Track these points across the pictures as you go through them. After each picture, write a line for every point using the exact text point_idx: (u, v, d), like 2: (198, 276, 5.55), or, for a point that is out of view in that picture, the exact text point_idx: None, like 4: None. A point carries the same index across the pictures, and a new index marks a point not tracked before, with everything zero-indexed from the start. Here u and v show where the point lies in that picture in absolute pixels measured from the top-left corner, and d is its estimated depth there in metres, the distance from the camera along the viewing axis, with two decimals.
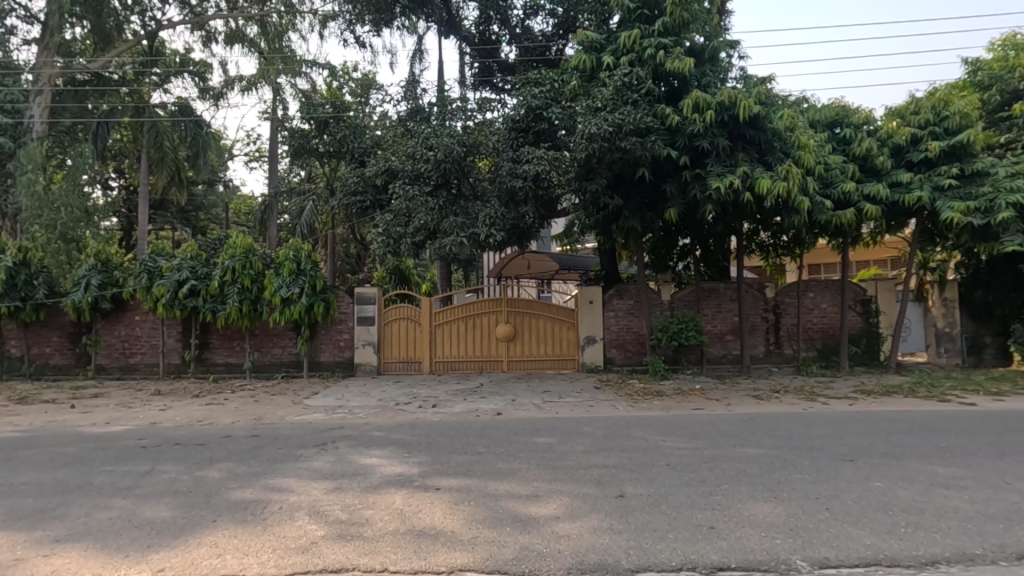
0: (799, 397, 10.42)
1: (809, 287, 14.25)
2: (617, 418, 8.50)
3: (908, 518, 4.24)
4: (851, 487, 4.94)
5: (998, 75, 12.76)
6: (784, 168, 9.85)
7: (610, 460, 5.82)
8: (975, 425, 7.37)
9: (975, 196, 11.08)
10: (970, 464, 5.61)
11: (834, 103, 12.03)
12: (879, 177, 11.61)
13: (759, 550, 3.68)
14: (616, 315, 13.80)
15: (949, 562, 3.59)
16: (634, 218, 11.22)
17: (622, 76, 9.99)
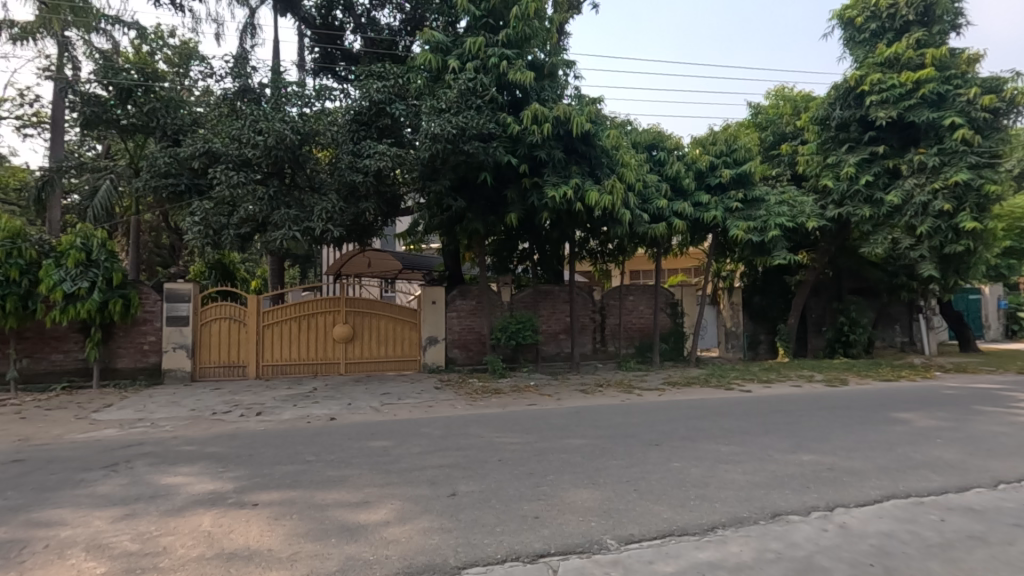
0: (618, 390, 11.57)
1: (630, 291, 15.93)
2: (455, 418, 8.61)
3: (697, 492, 4.93)
4: (655, 469, 5.60)
5: (772, 119, 15.47)
6: (610, 182, 10.86)
7: (446, 459, 5.87)
8: (750, 409, 8.90)
9: (755, 218, 13.26)
10: (744, 441, 6.73)
11: (652, 128, 13.52)
12: (686, 197, 13.37)
13: (576, 534, 3.99)
14: (458, 315, 13.97)
15: (725, 526, 4.25)
16: (477, 221, 11.49)
17: (467, 81, 10.17)
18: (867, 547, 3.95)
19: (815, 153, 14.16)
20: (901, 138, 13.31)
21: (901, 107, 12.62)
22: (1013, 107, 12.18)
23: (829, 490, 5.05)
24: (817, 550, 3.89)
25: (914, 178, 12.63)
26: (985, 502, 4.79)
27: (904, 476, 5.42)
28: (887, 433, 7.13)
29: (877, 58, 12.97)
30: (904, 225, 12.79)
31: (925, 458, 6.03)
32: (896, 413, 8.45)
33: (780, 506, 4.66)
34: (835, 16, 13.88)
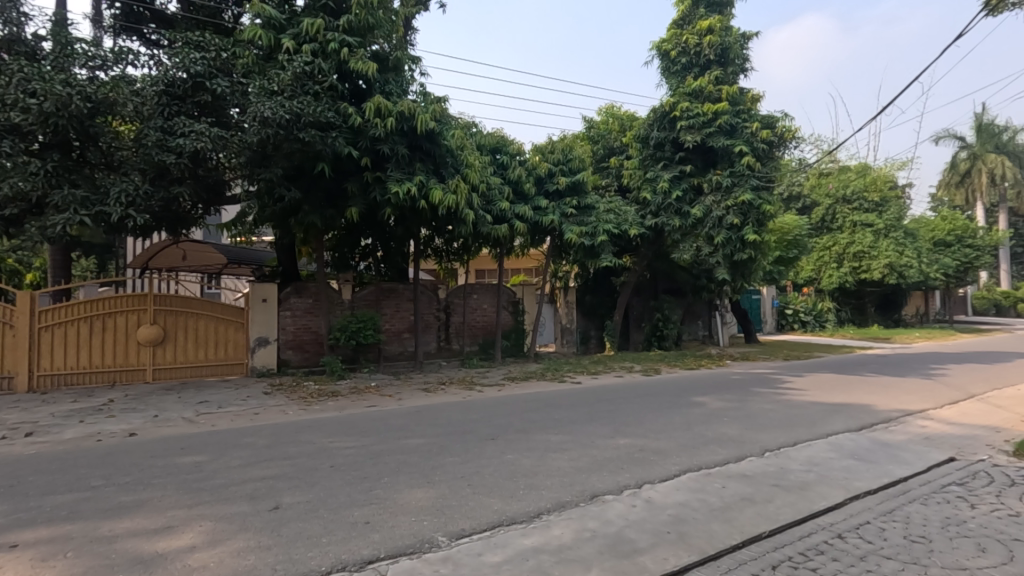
0: (460, 387, 11.75)
1: (474, 289, 16.27)
2: (286, 424, 8.01)
3: (526, 481, 5.21)
4: (489, 462, 5.80)
5: (603, 134, 16.90)
6: (453, 182, 10.98)
7: (271, 471, 5.43)
8: (579, 399, 9.64)
9: (587, 223, 14.39)
10: (571, 430, 7.27)
11: (495, 132, 13.94)
12: (526, 201, 14.03)
13: (407, 535, 3.95)
14: (292, 314, 13.03)
15: (549, 511, 4.55)
16: (314, 214, 10.82)
17: (302, 64, 9.50)
18: (666, 517, 4.53)
19: (637, 168, 15.83)
20: (704, 160, 15.40)
21: (704, 133, 14.65)
22: (783, 141, 14.84)
23: (639, 468, 5.69)
24: (626, 524, 4.35)
25: (713, 196, 14.74)
26: (755, 468, 5.79)
27: (697, 452, 6.30)
28: (687, 415, 8.24)
29: (686, 89, 14.92)
30: (705, 235, 14.88)
31: (714, 435, 7.09)
32: (695, 397, 9.78)
33: (598, 487, 5.12)
34: (654, 47, 15.62)
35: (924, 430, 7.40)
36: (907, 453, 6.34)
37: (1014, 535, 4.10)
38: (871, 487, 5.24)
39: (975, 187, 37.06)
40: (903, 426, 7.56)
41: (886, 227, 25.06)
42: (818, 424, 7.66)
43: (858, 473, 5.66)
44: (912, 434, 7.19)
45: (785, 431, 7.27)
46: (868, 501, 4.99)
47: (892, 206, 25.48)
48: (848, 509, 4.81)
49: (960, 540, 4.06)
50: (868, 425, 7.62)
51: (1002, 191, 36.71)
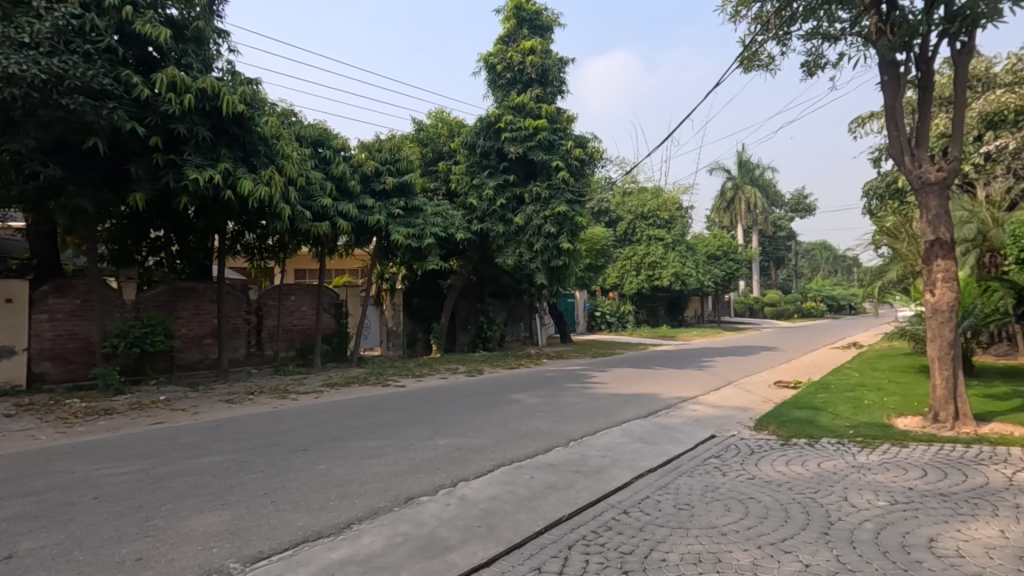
0: (272, 397, 10.78)
1: (291, 290, 15.09)
2: (35, 452, 6.54)
3: (338, 492, 4.98)
4: (297, 475, 5.42)
5: (432, 137, 16.97)
6: (266, 173, 10.06)
7: (6, 512, 4.38)
8: (401, 403, 9.52)
9: (414, 225, 14.29)
10: (390, 434, 7.14)
11: (317, 124, 13.13)
12: (350, 198, 13.46)
13: (191, 566, 3.50)
14: (51, 319, 10.71)
15: (360, 520, 4.41)
16: (83, 198, 9.04)
17: (68, 16, 7.89)
18: (477, 512, 4.68)
19: (464, 173, 16.21)
20: (526, 171, 16.33)
21: (526, 146, 15.58)
22: (593, 160, 16.45)
23: (455, 467, 5.81)
24: (438, 524, 4.40)
25: (533, 206, 15.72)
26: (560, 457, 6.29)
27: (511, 446, 6.65)
28: (504, 412, 8.65)
29: (511, 103, 15.77)
30: (526, 242, 15.80)
31: (527, 429, 7.55)
32: (513, 395, 10.32)
33: (413, 490, 5.11)
34: (482, 58, 16.20)
35: (694, 413, 8.78)
36: (680, 434, 7.46)
37: (750, 494, 5.07)
38: (652, 465, 6.05)
39: (737, 212, 45.17)
40: (679, 411, 8.89)
41: (673, 241, 29.26)
42: (615, 413, 8.62)
43: (643, 454, 6.49)
44: (685, 417, 8.48)
45: (588, 421, 8.04)
46: (648, 478, 5.75)
47: (678, 224, 29.82)
48: (634, 487, 5.49)
49: (713, 503, 4.89)
50: (654, 412, 8.80)
51: (754, 217, 45.32)
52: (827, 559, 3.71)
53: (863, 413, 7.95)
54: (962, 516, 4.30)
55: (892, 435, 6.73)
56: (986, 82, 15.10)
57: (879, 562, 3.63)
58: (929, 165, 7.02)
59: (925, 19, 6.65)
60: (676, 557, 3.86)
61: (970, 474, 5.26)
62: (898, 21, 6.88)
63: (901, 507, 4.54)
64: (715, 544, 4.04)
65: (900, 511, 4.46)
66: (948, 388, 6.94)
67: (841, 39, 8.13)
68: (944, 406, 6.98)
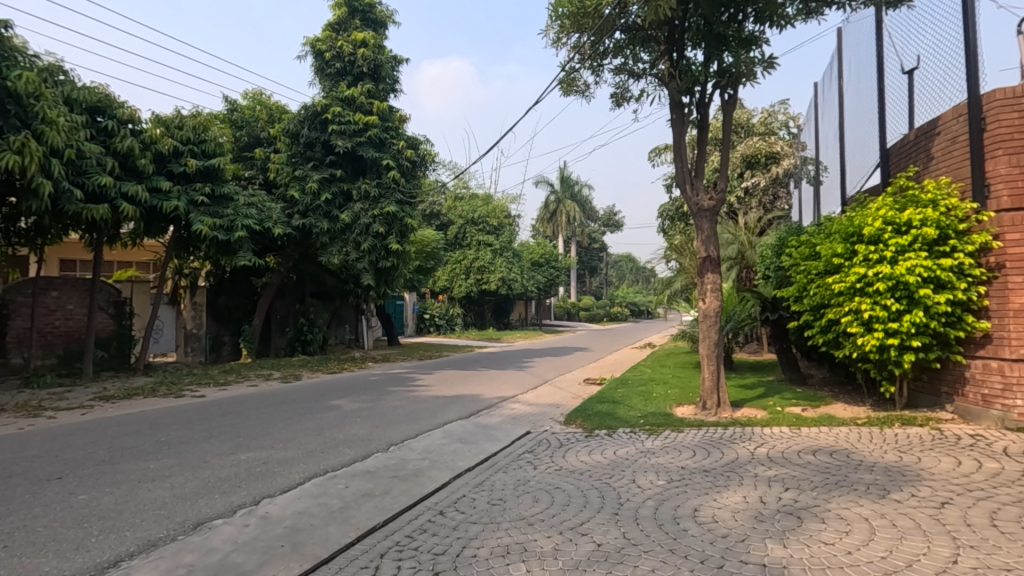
0: (18, 415, 8.70)
1: (50, 285, 12.42)
2: None
3: (103, 525, 4.20)
4: (46, 511, 4.45)
5: (248, 120, 15.36)
6: (16, 139, 8.16)
7: None
8: (197, 415, 8.41)
9: (222, 215, 12.77)
10: (179, 452, 6.25)
11: (95, 87, 10.97)
12: (140, 179, 11.54)
13: None
14: None
15: (132, 555, 3.78)
16: None
17: None
18: (281, 530, 4.32)
19: (285, 163, 14.97)
20: (354, 167, 15.62)
21: (355, 141, 14.94)
22: (424, 163, 16.40)
23: (257, 484, 5.28)
24: (233, 548, 3.96)
25: (362, 204, 15.12)
26: (378, 463, 6.11)
27: (324, 456, 6.28)
28: (320, 419, 8.14)
29: (339, 94, 15.01)
30: (353, 241, 15.14)
31: (344, 436, 7.20)
32: (332, 400, 9.78)
33: (204, 514, 4.52)
34: (309, 43, 15.17)
35: (512, 411, 9.25)
36: (498, 432, 7.79)
37: (556, 484, 5.46)
38: (470, 464, 6.21)
39: (558, 223, 48.80)
40: (498, 410, 9.27)
41: (501, 247, 30.52)
42: (437, 415, 8.67)
43: (461, 454, 6.62)
44: (503, 416, 8.88)
45: (409, 425, 7.96)
46: (466, 477, 5.88)
47: (505, 231, 31.15)
48: (450, 487, 5.56)
49: (523, 496, 5.17)
50: (475, 412, 9.06)
51: (573, 229, 49.36)
52: (615, 537, 4.15)
53: (652, 404, 9.13)
54: (718, 487, 5.15)
55: (672, 422, 7.83)
56: (746, 130, 18.48)
57: (656, 534, 4.17)
58: (704, 193, 8.32)
59: (704, 70, 7.90)
60: (486, 552, 3.99)
61: (725, 451, 6.35)
62: (684, 69, 8.08)
63: (675, 484, 5.29)
64: (523, 535, 4.27)
65: (674, 488, 5.19)
66: (713, 379, 8.31)
67: (642, 77, 9.26)
68: (710, 395, 8.33)
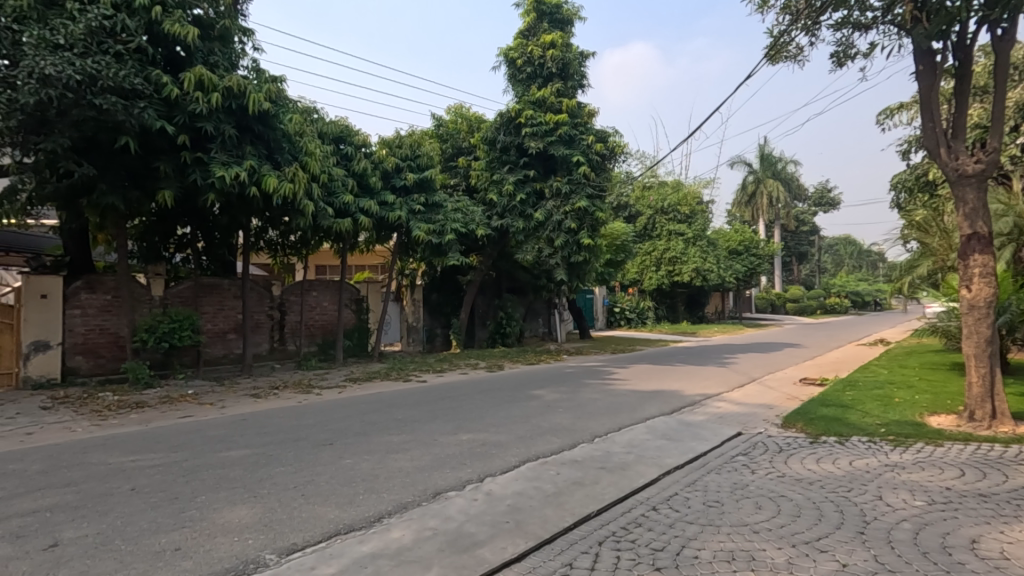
0: (296, 391, 10.91)
1: (312, 286, 15.24)
2: (69, 443, 6.69)
3: (366, 486, 5.03)
4: (324, 469, 5.49)
5: (451, 133, 16.93)
6: (290, 170, 10.19)
7: (45, 502, 4.57)
8: (423, 398, 9.59)
9: (435, 221, 14.36)
10: (413, 430, 7.19)
11: (339, 120, 13.17)
12: (372, 195, 13.51)
13: (229, 556, 3.63)
14: (83, 313, 10.98)
15: (389, 514, 4.45)
16: (111, 194, 9.31)
17: (100, 17, 8.04)
18: (504, 507, 4.68)
19: (484, 169, 16.21)
20: (545, 167, 16.21)
21: (546, 141, 15.48)
22: (614, 155, 16.31)
23: (480, 463, 5.82)
24: (466, 519, 4.41)
25: (554, 201, 15.65)
26: (584, 453, 6.26)
27: (534, 442, 6.65)
28: (526, 408, 8.63)
29: (531, 97, 15.70)
30: (546, 238, 15.74)
31: (550, 425, 7.54)
32: (534, 390, 10.31)
33: (439, 485, 5.13)
34: (502, 53, 16.13)
35: (718, 410, 8.70)
36: (705, 431, 7.39)
37: (780, 492, 4.98)
38: (679, 462, 6.00)
39: (758, 206, 44.48)
40: (702, 408, 8.80)
41: (694, 236, 28.95)
42: (637, 410, 8.57)
43: (668, 451, 6.43)
44: (708, 414, 8.40)
45: (611, 417, 8.00)
46: (676, 475, 5.70)
47: (698, 219, 29.45)
48: (661, 483, 5.45)
49: (743, 501, 4.82)
50: (677, 409, 8.73)
51: (776, 211, 44.56)
52: (864, 559, 3.63)
53: (893, 411, 7.78)
54: (1004, 517, 4.17)
55: (926, 433, 6.56)
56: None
57: (919, 563, 3.54)
58: (967, 156, 6.80)
59: (965, 5, 6.41)
60: (708, 555, 3.81)
61: (1010, 474, 5.11)
62: (934, 8, 6.68)
63: (939, 507, 4.42)
64: (748, 542, 3.99)
65: (938, 511, 4.35)
66: (985, 385, 6.74)
67: (873, 28, 7.92)
68: (981, 404, 6.79)
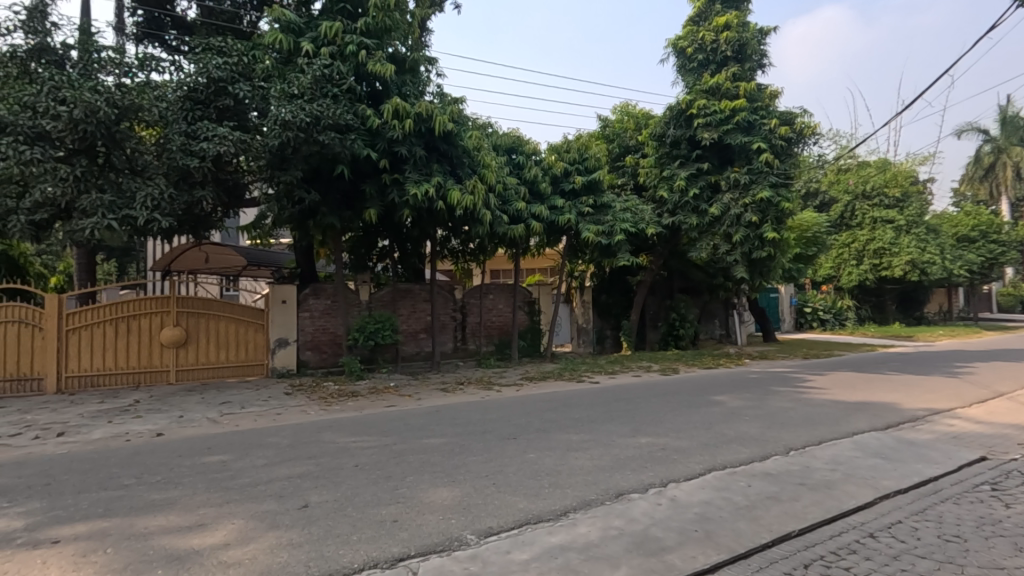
0: (479, 387, 11.75)
1: (490, 290, 16.27)
2: (308, 423, 8.09)
3: (550, 480, 5.24)
4: (511, 461, 5.84)
5: (618, 132, 16.76)
6: (471, 182, 11.05)
7: (296, 470, 5.59)
8: (598, 399, 9.65)
9: (604, 222, 14.32)
10: (591, 429, 7.28)
11: (511, 132, 13.89)
12: (542, 200, 13.99)
13: (436, 532, 4.06)
14: (311, 315, 13.14)
15: (575, 510, 4.57)
16: (331, 215, 11.02)
17: (322, 67, 9.62)
18: (691, 515, 4.50)
19: (653, 166, 15.74)
20: (720, 157, 15.26)
21: (721, 130, 14.53)
22: (802, 137, 14.70)
23: (662, 468, 5.67)
24: (652, 523, 4.34)
25: (731, 193, 14.62)
26: (779, 467, 5.73)
27: (720, 451, 6.28)
28: (708, 414, 8.17)
29: (703, 86, 14.82)
30: (723, 233, 14.80)
31: (736, 434, 7.04)
32: (715, 396, 9.73)
33: (622, 486, 5.11)
34: (670, 44, 15.55)
35: (951, 428, 7.30)
36: (934, 452, 6.25)
37: None
38: (902, 486, 5.17)
39: (999, 181, 36.24)
40: (928, 425, 7.46)
41: (907, 223, 24.66)
42: (840, 423, 7.58)
43: (884, 471, 5.59)
44: (937, 433, 7.09)
45: (808, 430, 7.19)
46: (898, 500, 4.92)
47: (913, 202, 25.04)
48: (878, 508, 4.75)
49: (995, 540, 3.99)
50: (895, 424, 7.51)
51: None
52: None
53: None
54: None
55: None
56: None
57: None
58: None
59: None
60: None
61: None
62: None
63: None
64: None
65: None
66: None
67: None
68: None
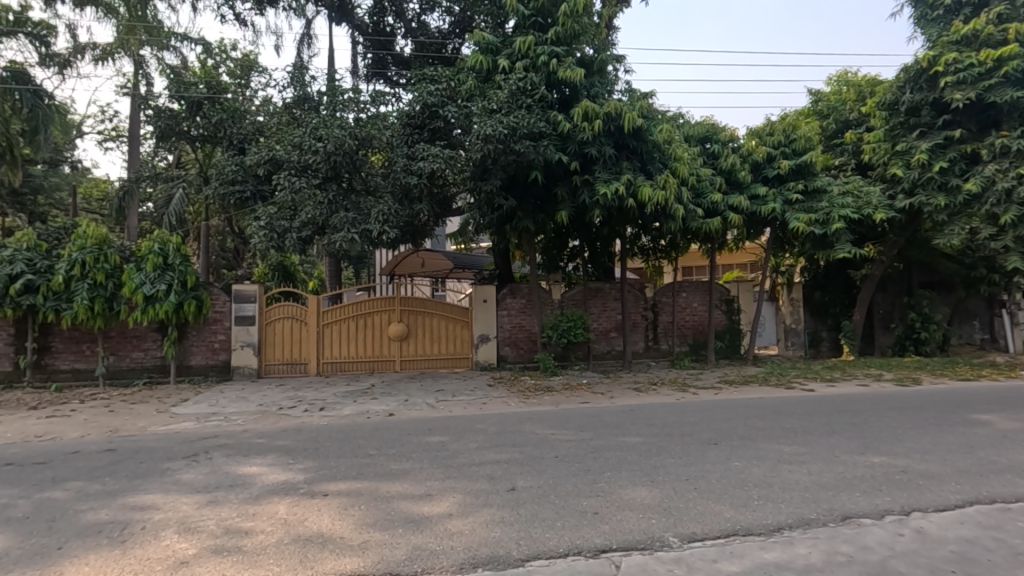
0: (673, 389, 11.34)
1: (682, 288, 15.58)
2: (509, 414, 8.69)
3: (760, 492, 4.85)
4: (714, 468, 5.54)
5: (834, 106, 14.82)
6: (663, 178, 10.72)
7: (502, 455, 6.09)
8: (814, 408, 8.59)
9: (817, 210, 12.66)
10: (808, 442, 6.52)
11: (705, 120, 13.18)
12: (741, 190, 12.93)
13: (637, 530, 4.07)
14: (509, 313, 14.07)
15: (791, 527, 4.17)
16: (527, 219, 11.64)
17: (517, 80, 10.26)
18: (946, 553, 3.77)
19: (882, 140, 13.48)
20: (979, 121, 12.46)
21: (979, 87, 11.82)
22: None
23: (904, 493, 4.83)
24: (891, 554, 3.75)
25: (995, 164, 11.75)
26: None
27: (986, 481, 5.12)
28: (967, 435, 6.72)
29: (953, 37, 12.22)
30: (984, 214, 12.00)
31: (1010, 462, 5.67)
32: (976, 414, 7.94)
33: (850, 508, 4.51)
34: None
35: None
36: None
37: None
38: None
39: None
40: None
41: None
42: None
43: None
44: None
45: None
46: None
47: None
48: None
49: None
50: None
51: None
52: None
53: None
54: None
55: None
56: None
57: None
58: None
59: None
60: None
61: None
62: None
63: None
64: None
65: None
66: None
67: None
68: None
